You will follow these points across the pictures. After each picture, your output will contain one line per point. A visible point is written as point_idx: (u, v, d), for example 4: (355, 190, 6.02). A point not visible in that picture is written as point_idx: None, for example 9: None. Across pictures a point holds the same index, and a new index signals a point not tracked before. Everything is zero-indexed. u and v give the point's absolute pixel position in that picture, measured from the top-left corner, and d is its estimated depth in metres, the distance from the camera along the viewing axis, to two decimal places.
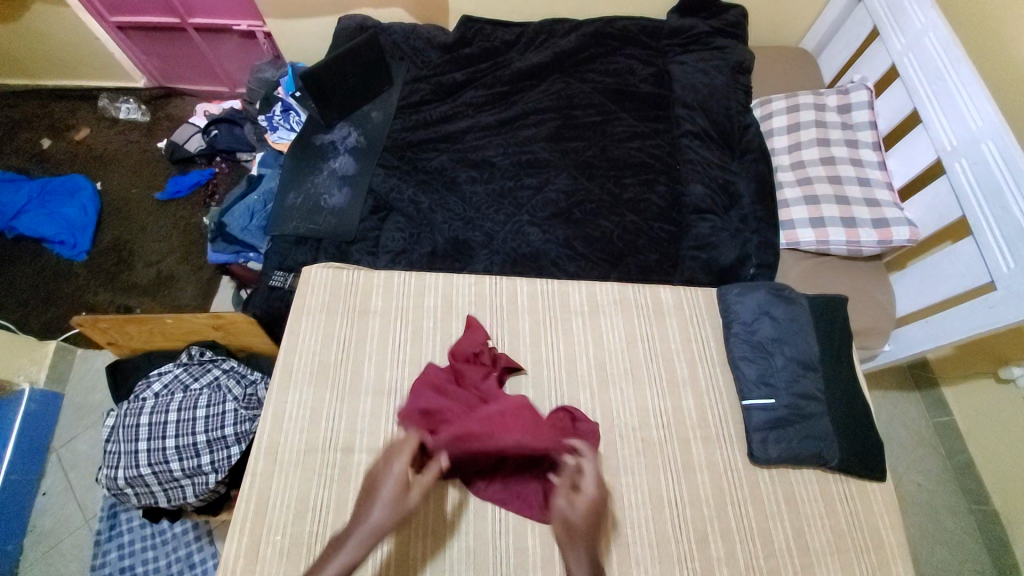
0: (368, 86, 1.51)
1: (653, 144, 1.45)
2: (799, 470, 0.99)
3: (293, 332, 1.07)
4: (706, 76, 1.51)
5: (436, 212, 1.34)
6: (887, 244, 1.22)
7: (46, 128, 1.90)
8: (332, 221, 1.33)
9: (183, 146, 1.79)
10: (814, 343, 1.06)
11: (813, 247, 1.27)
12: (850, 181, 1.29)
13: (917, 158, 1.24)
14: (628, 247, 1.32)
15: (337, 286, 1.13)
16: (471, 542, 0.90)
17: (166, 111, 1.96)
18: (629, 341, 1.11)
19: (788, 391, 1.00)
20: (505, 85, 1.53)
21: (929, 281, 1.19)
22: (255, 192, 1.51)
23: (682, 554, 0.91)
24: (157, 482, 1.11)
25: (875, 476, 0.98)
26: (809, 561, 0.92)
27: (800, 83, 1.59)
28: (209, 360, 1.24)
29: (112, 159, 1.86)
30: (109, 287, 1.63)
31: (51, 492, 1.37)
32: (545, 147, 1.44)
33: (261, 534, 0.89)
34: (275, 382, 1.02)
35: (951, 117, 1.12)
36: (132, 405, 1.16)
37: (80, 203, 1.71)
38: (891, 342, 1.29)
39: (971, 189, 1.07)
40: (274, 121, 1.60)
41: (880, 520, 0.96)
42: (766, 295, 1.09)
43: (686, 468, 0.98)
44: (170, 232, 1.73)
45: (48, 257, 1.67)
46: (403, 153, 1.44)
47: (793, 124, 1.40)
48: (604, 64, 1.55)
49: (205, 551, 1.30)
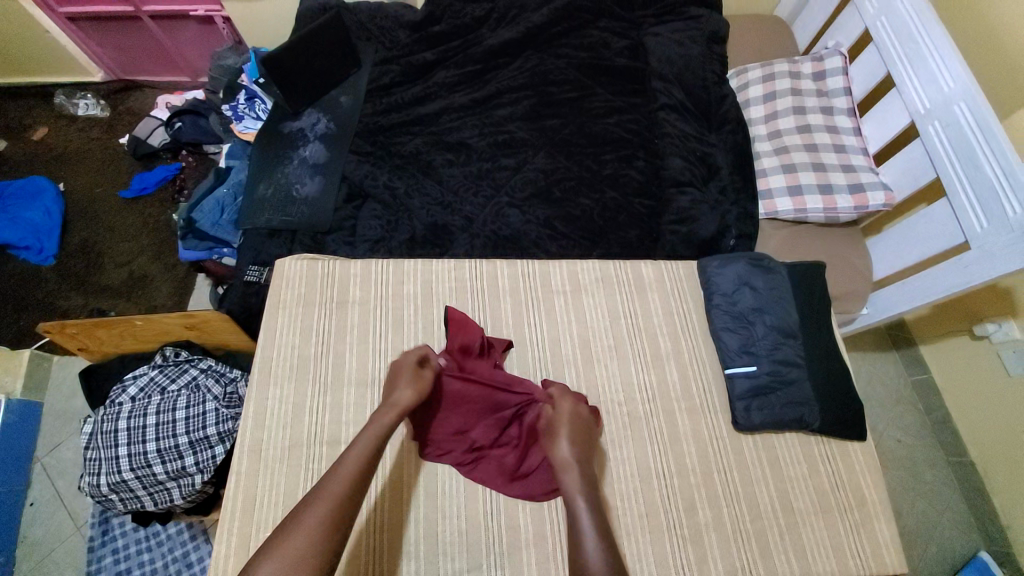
0: (336, 70, 1.46)
1: (631, 119, 1.43)
2: (782, 435, 1.01)
3: (270, 329, 1.05)
4: (682, 47, 1.48)
5: (412, 197, 1.31)
6: (863, 209, 1.22)
7: (0, 129, 1.81)
8: (306, 210, 1.30)
9: (147, 140, 1.73)
10: (794, 312, 1.06)
11: (791, 216, 1.27)
12: (826, 148, 1.29)
13: (891, 121, 1.24)
14: (609, 224, 1.31)
15: (312, 279, 1.11)
16: (464, 526, 0.90)
17: (127, 105, 1.88)
18: (613, 319, 1.11)
19: (770, 359, 1.01)
20: (477, 63, 1.49)
21: (904, 244, 1.21)
22: (224, 185, 1.46)
23: (672, 523, 0.92)
24: (142, 486, 1.10)
25: (856, 437, 1.01)
26: (795, 523, 0.94)
27: (775, 52, 1.57)
28: (185, 361, 1.22)
29: (74, 158, 1.78)
30: (80, 290, 1.58)
31: (39, 502, 1.34)
32: (522, 127, 1.41)
33: (249, 532, 0.88)
34: (254, 379, 1.00)
35: (923, 79, 1.12)
36: (108, 411, 1.14)
37: (44, 206, 1.64)
38: (870, 305, 1.31)
39: (944, 151, 1.07)
40: (240, 110, 1.54)
41: (862, 478, 0.99)
42: (746, 266, 1.09)
43: (673, 440, 0.99)
44: (140, 230, 1.67)
45: (14, 263, 1.61)
46: (376, 138, 1.41)
47: (769, 92, 1.39)
48: (578, 38, 1.52)
49: (202, 549, 1.29)
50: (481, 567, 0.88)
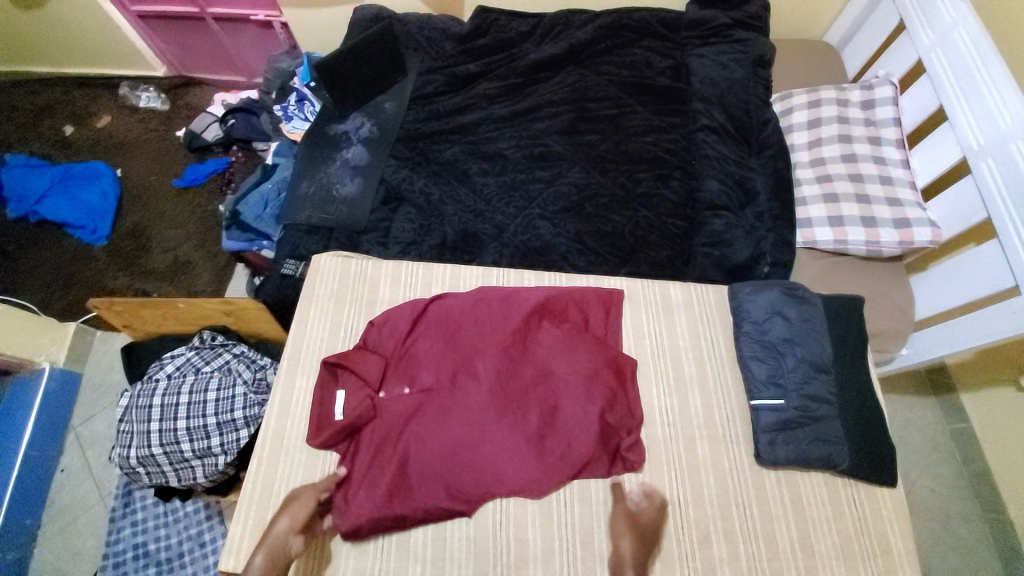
0: (383, 76, 1.50)
1: (669, 138, 1.42)
2: (807, 473, 0.98)
3: (302, 321, 1.10)
4: (725, 70, 1.47)
5: (446, 204, 1.34)
6: (908, 245, 1.18)
7: (69, 115, 1.94)
8: (344, 211, 1.34)
9: (201, 135, 1.82)
10: (827, 345, 1.03)
11: (831, 246, 1.23)
12: (872, 180, 1.25)
13: (942, 156, 1.19)
14: (639, 242, 1.30)
15: (346, 277, 1.15)
16: (472, 533, 0.91)
17: (185, 99, 1.98)
18: (637, 337, 1.10)
19: (798, 393, 0.98)
20: (519, 77, 1.51)
21: (952, 283, 1.15)
22: (269, 181, 1.52)
23: (684, 554, 0.90)
24: (168, 462, 1.15)
25: (885, 482, 0.96)
26: (814, 565, 0.91)
27: (823, 78, 1.54)
28: (220, 345, 1.28)
29: (131, 147, 1.89)
30: (127, 271, 1.67)
31: (69, 469, 1.41)
32: (558, 141, 1.42)
33: (266, 518, 0.91)
34: (283, 367, 1.05)
35: (979, 115, 1.07)
36: (145, 386, 1.20)
37: (100, 189, 1.74)
38: (909, 345, 1.25)
39: (998, 191, 1.02)
40: (290, 110, 1.62)
41: (889, 526, 0.95)
42: (779, 294, 1.07)
43: (691, 467, 0.97)
44: (187, 219, 1.76)
45: (69, 241, 1.71)
46: (415, 144, 1.44)
47: (814, 119, 1.36)
48: (620, 57, 1.53)
49: (216, 530, 1.31)
50: None
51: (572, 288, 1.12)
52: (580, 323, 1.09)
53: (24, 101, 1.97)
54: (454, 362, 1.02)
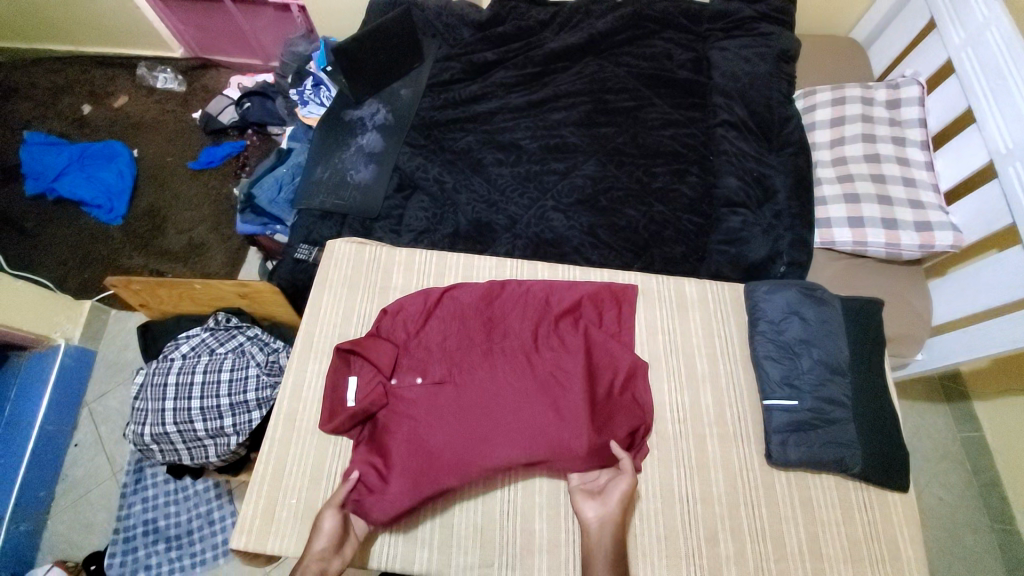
0: (399, 62, 1.49)
1: (688, 133, 1.40)
2: (818, 475, 0.97)
3: (315, 306, 1.10)
4: (748, 64, 1.44)
5: (460, 193, 1.33)
6: (929, 248, 1.16)
7: (86, 94, 1.95)
8: (357, 197, 1.33)
9: (217, 117, 1.82)
10: (844, 347, 1.02)
11: (849, 247, 1.21)
12: (895, 180, 1.22)
13: (967, 160, 1.17)
14: (654, 237, 1.29)
15: (360, 263, 1.15)
16: (479, 522, 0.92)
17: (201, 81, 1.98)
18: (649, 333, 1.10)
19: (812, 394, 0.97)
20: (538, 66, 1.50)
21: (972, 289, 1.13)
22: (284, 165, 1.52)
23: (690, 549, 0.91)
24: (181, 440, 1.16)
25: (897, 487, 0.95)
26: (822, 566, 0.90)
27: (848, 75, 1.51)
28: (234, 327, 1.28)
29: (148, 128, 1.90)
30: (142, 251, 1.68)
31: (82, 444, 1.44)
32: (574, 132, 1.40)
33: (276, 498, 0.93)
34: (296, 351, 1.06)
35: (1008, 118, 1.04)
36: (160, 365, 1.22)
37: (117, 169, 1.75)
38: (924, 351, 1.24)
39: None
40: (306, 95, 1.62)
41: (899, 531, 0.94)
42: (796, 295, 1.05)
43: (700, 465, 0.97)
44: (201, 201, 1.76)
45: (85, 219, 1.73)
46: (429, 132, 1.44)
47: (837, 117, 1.33)
48: (640, 48, 1.51)
49: (225, 509, 1.34)
50: (492, 566, 0.89)
51: (583, 285, 1.11)
52: (594, 320, 1.08)
53: (43, 78, 1.99)
54: (468, 356, 1.02)
